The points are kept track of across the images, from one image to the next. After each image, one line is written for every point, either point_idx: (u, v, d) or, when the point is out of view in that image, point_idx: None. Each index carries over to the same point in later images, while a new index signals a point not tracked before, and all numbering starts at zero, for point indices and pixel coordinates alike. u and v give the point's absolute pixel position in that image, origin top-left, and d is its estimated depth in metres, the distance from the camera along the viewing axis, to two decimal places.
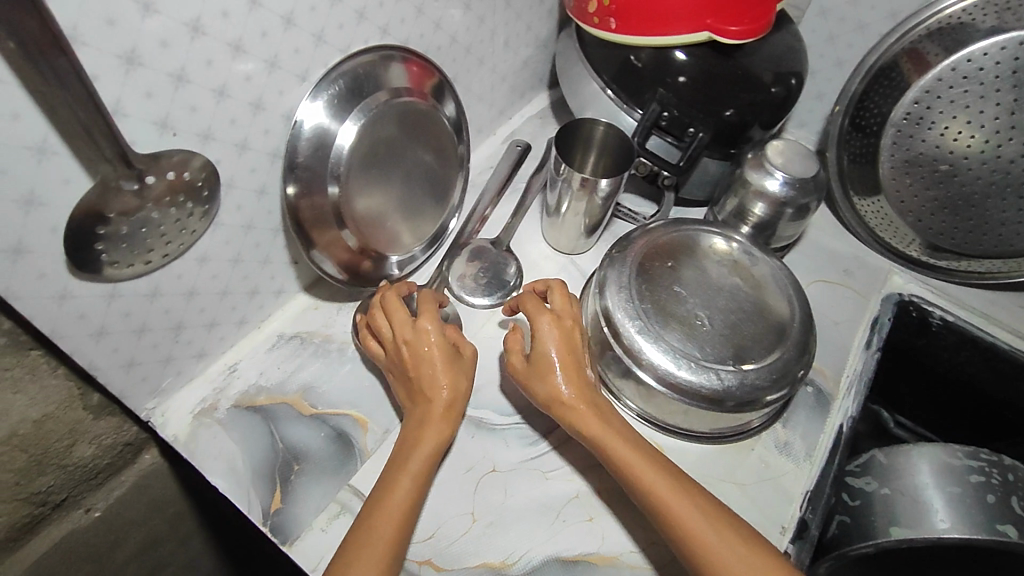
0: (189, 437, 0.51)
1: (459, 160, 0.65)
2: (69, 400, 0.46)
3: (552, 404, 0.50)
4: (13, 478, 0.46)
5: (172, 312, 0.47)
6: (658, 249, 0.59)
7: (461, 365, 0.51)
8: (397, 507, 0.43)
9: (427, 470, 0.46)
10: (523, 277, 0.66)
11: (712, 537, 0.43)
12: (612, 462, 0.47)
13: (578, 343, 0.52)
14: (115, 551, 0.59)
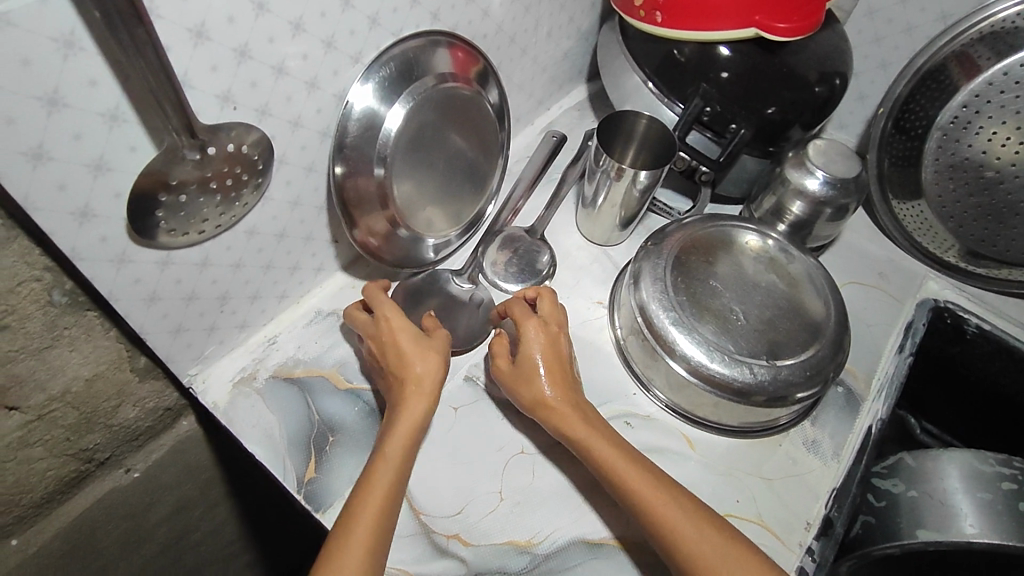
0: (229, 404, 0.52)
1: (498, 146, 0.66)
2: (118, 361, 0.47)
3: (538, 410, 0.51)
4: (64, 434, 0.48)
5: (219, 282, 0.49)
6: (681, 248, 0.59)
7: (434, 340, 0.51)
8: (379, 490, 0.43)
9: (408, 451, 0.46)
10: (556, 265, 0.66)
11: (701, 543, 0.43)
12: (596, 466, 0.48)
13: (560, 347, 0.54)
14: (150, 511, 0.61)
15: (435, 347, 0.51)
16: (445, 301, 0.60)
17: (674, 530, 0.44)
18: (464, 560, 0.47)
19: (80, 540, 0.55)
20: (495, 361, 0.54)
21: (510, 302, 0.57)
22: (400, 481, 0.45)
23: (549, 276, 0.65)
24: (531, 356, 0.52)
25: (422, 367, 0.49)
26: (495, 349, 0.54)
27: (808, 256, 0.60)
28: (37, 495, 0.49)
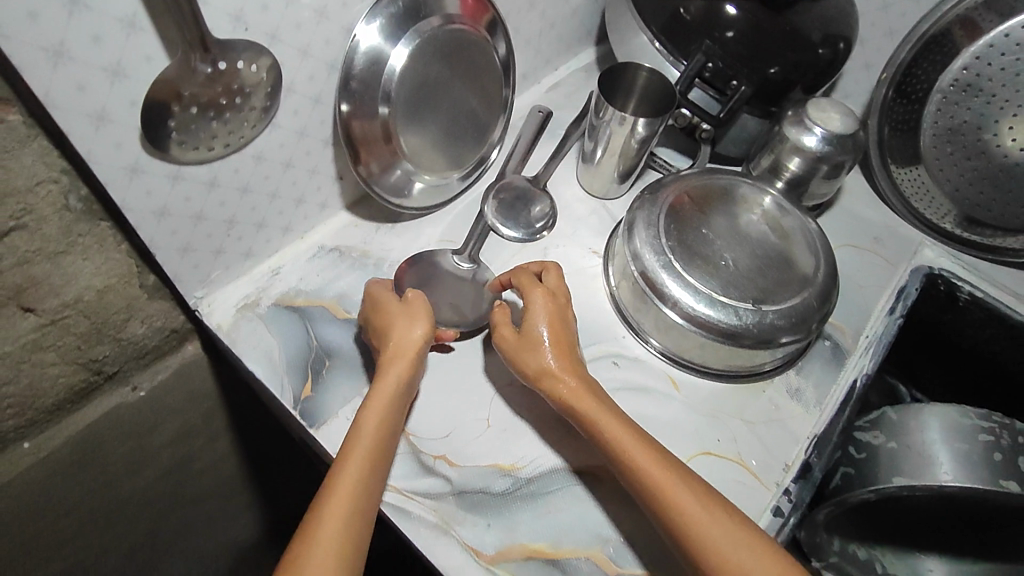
0: (232, 326, 0.55)
1: (501, 103, 0.67)
2: (127, 275, 0.50)
3: (541, 379, 0.50)
4: (75, 342, 0.50)
5: (226, 206, 0.51)
6: (680, 204, 0.60)
7: (418, 307, 0.51)
8: (356, 460, 0.43)
9: (390, 420, 0.46)
10: (556, 219, 0.67)
11: (712, 528, 0.42)
12: (605, 445, 0.47)
13: (563, 321, 0.53)
14: (155, 435, 0.64)
15: (418, 315, 0.51)
16: (439, 278, 0.59)
17: (676, 503, 0.43)
18: (450, 480, 0.50)
19: (87, 450, 0.58)
20: (499, 334, 0.53)
21: (511, 276, 0.56)
22: (381, 452, 0.45)
23: (546, 229, 0.66)
24: (534, 327, 0.52)
25: (406, 336, 0.49)
26: (498, 324, 0.54)
27: (808, 217, 0.61)
28: (49, 400, 0.52)
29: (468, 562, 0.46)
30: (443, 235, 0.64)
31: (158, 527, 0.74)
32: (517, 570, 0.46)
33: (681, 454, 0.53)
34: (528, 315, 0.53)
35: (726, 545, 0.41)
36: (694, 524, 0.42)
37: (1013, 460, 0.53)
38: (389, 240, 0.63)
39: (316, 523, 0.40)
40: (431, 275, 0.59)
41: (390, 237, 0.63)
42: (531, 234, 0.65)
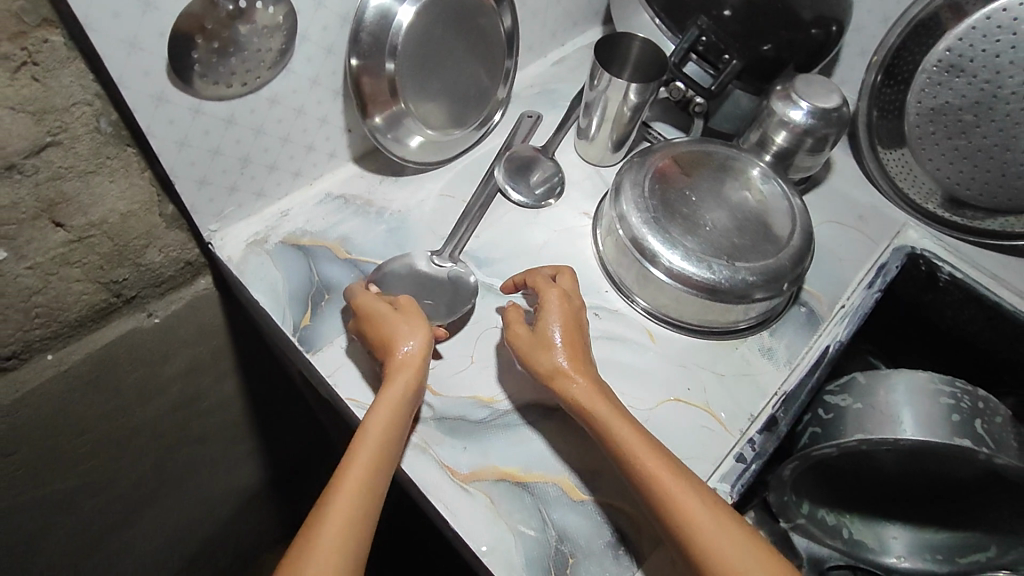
0: (242, 259, 0.59)
1: (505, 74, 0.71)
2: (149, 203, 0.54)
3: (553, 381, 0.51)
4: (98, 262, 0.55)
5: (242, 144, 0.55)
6: (669, 177, 0.63)
7: (417, 318, 0.52)
8: (357, 471, 0.45)
9: (393, 429, 0.48)
10: (563, 190, 0.70)
11: (719, 539, 0.43)
12: (613, 448, 0.48)
13: (575, 325, 0.54)
14: (168, 367, 0.68)
15: (414, 326, 0.52)
16: (418, 279, 0.60)
17: (681, 507, 0.44)
18: (431, 407, 0.53)
19: (103, 370, 0.63)
20: (513, 333, 0.54)
21: (526, 279, 0.58)
22: (382, 460, 0.46)
23: (553, 198, 0.69)
24: (548, 329, 0.53)
25: (407, 349, 0.50)
26: (512, 324, 0.54)
27: (794, 192, 0.64)
28: (72, 316, 0.57)
29: (444, 480, 0.50)
30: (443, 189, 0.68)
31: (166, 460, 0.79)
32: (490, 490, 0.50)
33: (652, 398, 0.56)
34: (544, 317, 0.54)
35: (730, 552, 0.42)
36: (699, 532, 0.43)
37: (971, 421, 0.56)
38: (392, 191, 0.67)
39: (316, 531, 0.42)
40: (409, 278, 0.59)
41: (393, 189, 0.67)
42: (536, 201, 0.68)
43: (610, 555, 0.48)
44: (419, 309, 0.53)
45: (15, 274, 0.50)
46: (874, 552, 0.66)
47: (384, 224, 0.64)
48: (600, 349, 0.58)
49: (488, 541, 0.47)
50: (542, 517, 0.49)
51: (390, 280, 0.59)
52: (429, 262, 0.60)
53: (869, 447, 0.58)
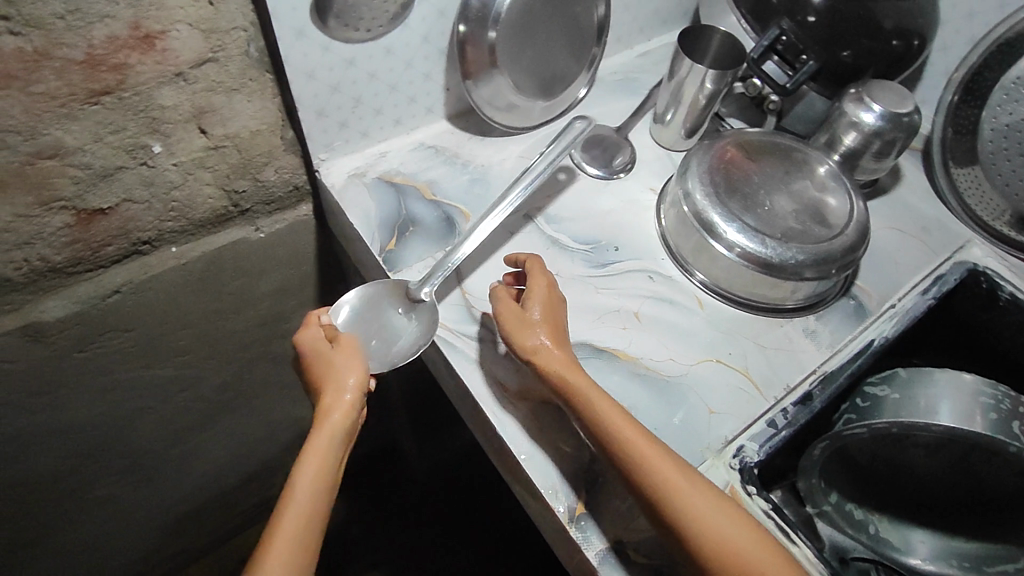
0: (342, 187, 0.68)
1: (590, 59, 0.77)
2: (274, 125, 0.64)
3: (534, 360, 0.53)
4: (226, 171, 0.64)
5: (357, 85, 0.64)
6: (709, 167, 0.66)
7: (355, 356, 0.54)
8: (291, 520, 0.47)
9: (328, 469, 0.50)
10: (633, 166, 0.75)
11: (698, 508, 0.45)
12: (594, 421, 0.49)
13: (552, 313, 0.56)
14: (262, 283, 0.77)
15: (353, 367, 0.53)
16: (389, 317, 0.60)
17: (662, 472, 0.46)
18: (492, 331, 0.59)
19: (210, 273, 0.71)
20: (502, 310, 0.56)
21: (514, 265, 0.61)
22: (317, 504, 0.48)
23: (624, 172, 0.74)
24: (533, 310, 0.56)
25: (339, 394, 0.52)
26: (501, 302, 0.57)
27: (858, 195, 0.67)
28: (197, 217, 0.66)
29: (494, 392, 0.55)
30: (522, 152, 0.74)
31: (245, 374, 0.88)
32: (533, 408, 0.55)
33: (694, 355, 0.60)
34: (528, 299, 0.57)
35: (711, 518, 0.45)
36: (681, 497, 0.45)
37: (1008, 421, 0.57)
38: (476, 148, 0.74)
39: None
40: (379, 315, 0.60)
41: (478, 146, 0.74)
42: (609, 173, 0.73)
43: None
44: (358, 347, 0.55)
45: (163, 168, 0.60)
46: (901, 552, 0.65)
47: (466, 175, 0.71)
48: (650, 307, 0.63)
49: (527, 450, 0.53)
50: (578, 439, 0.54)
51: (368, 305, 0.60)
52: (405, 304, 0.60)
53: (898, 430, 0.59)
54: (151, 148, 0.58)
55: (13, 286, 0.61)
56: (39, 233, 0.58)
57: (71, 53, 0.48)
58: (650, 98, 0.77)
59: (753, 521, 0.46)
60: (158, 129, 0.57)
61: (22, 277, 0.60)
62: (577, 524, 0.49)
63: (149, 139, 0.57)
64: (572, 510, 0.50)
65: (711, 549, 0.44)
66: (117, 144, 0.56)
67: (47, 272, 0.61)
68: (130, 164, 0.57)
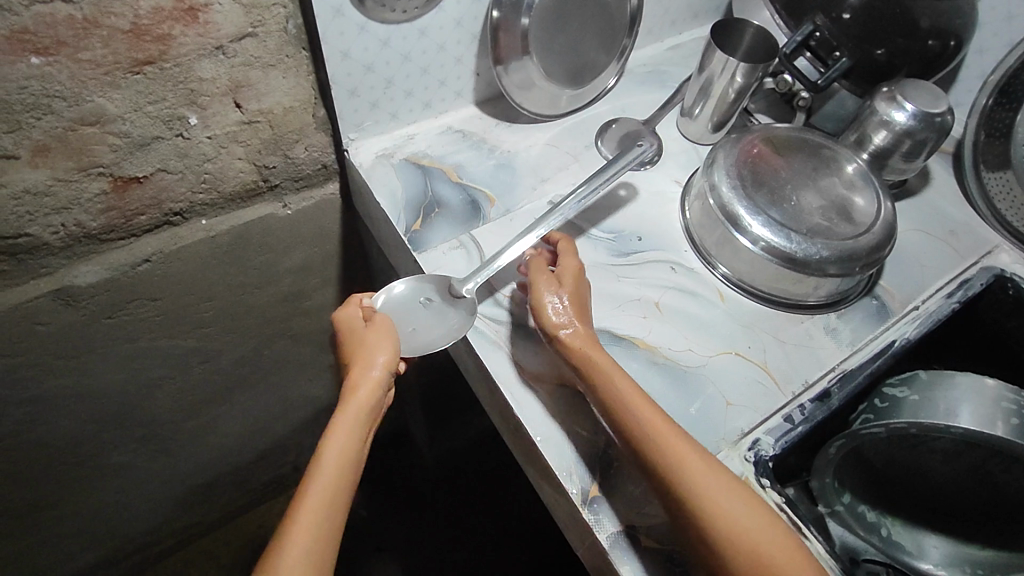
0: (370, 166, 0.69)
1: (621, 50, 0.76)
2: (307, 102, 0.65)
3: (560, 337, 0.54)
4: (258, 146, 0.65)
5: (390, 66, 0.64)
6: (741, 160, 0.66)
7: (387, 336, 0.54)
8: (318, 489, 0.48)
9: (354, 446, 0.51)
10: (659, 158, 0.75)
11: (709, 489, 0.45)
12: (612, 399, 0.50)
13: (579, 294, 0.58)
14: (286, 261, 0.78)
15: (385, 346, 0.54)
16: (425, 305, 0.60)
17: (678, 453, 0.47)
18: (512, 313, 0.60)
19: (237, 246, 0.73)
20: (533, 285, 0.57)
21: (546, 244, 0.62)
22: (345, 476, 0.49)
23: (651, 163, 0.74)
24: (561, 288, 0.57)
25: (369, 371, 0.53)
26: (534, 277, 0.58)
27: (886, 195, 0.66)
28: (228, 190, 0.67)
29: (513, 373, 0.56)
30: (550, 140, 0.75)
31: (264, 351, 0.89)
32: (551, 391, 0.55)
33: (713, 348, 0.60)
34: (557, 278, 0.58)
35: (721, 500, 0.45)
36: (692, 477, 0.46)
37: None
38: (503, 134, 0.74)
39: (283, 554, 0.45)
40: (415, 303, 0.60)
41: (504, 132, 0.74)
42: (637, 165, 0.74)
43: None
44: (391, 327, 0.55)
45: (198, 140, 0.61)
46: (911, 554, 0.65)
47: (493, 160, 0.72)
48: (671, 298, 0.63)
49: (543, 431, 0.53)
50: (594, 424, 0.54)
51: (404, 292, 0.60)
52: (443, 292, 0.60)
53: (918, 431, 0.58)
54: (188, 119, 0.59)
55: (49, 249, 0.62)
56: (77, 198, 0.59)
57: (118, 22, 0.50)
58: (683, 88, 0.76)
59: (765, 506, 0.46)
60: (196, 101, 0.58)
61: (58, 242, 0.62)
62: (589, 507, 0.50)
63: (186, 111, 0.58)
64: (585, 493, 0.50)
65: (720, 530, 0.44)
66: (156, 114, 0.57)
67: (82, 237, 0.63)
68: (166, 135, 0.59)
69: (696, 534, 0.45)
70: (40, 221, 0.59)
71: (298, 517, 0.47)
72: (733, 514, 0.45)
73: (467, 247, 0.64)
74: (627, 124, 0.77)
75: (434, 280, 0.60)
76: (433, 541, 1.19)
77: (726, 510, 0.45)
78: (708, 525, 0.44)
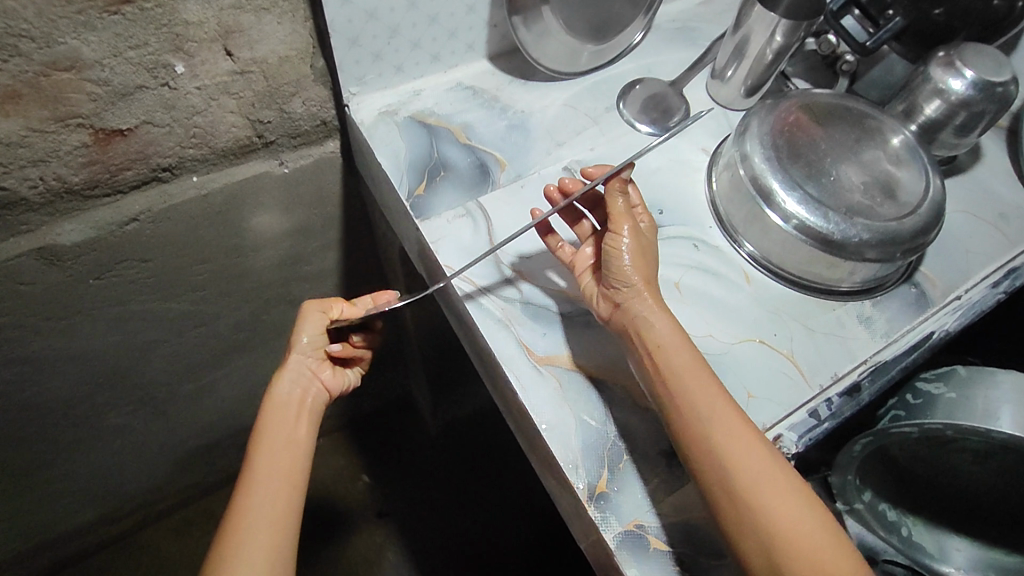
0: (372, 125, 0.64)
1: (650, 3, 0.68)
2: (304, 52, 0.59)
3: (641, 288, 0.51)
4: (252, 98, 0.60)
5: (395, 12, 0.59)
6: (783, 122, 0.61)
7: (301, 318, 0.60)
8: (267, 448, 0.54)
9: (295, 408, 0.58)
10: (685, 124, 0.69)
11: (766, 484, 0.43)
12: (681, 371, 0.47)
13: (652, 247, 0.54)
14: (284, 223, 0.74)
15: (307, 325, 0.60)
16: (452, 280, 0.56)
17: (740, 442, 0.45)
18: (521, 292, 0.56)
19: (232, 207, 0.68)
20: (611, 225, 0.53)
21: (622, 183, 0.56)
22: (291, 435, 0.56)
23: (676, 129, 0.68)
24: (642, 240, 0.53)
25: (299, 345, 0.60)
26: (614, 216, 0.53)
27: (933, 171, 0.60)
28: (220, 145, 0.63)
29: (520, 356, 0.52)
30: (568, 101, 0.69)
31: (262, 316, 0.86)
32: (561, 376, 0.52)
33: (736, 334, 0.56)
34: (636, 223, 0.53)
35: (774, 497, 0.43)
36: (744, 469, 0.44)
37: None
38: (517, 92, 0.68)
39: (240, 529, 0.50)
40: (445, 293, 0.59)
41: (519, 90, 0.69)
42: (662, 130, 0.68)
43: (663, 465, 0.49)
44: (316, 304, 0.61)
45: (185, 91, 0.56)
46: (932, 557, 0.63)
47: (505, 121, 0.66)
48: (693, 279, 0.58)
49: (549, 420, 0.49)
50: (605, 414, 0.50)
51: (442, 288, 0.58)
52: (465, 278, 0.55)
53: (954, 433, 0.54)
54: (174, 67, 0.54)
55: (28, 206, 0.58)
56: (56, 151, 0.55)
57: None
58: (717, 44, 0.70)
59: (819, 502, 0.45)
60: (182, 47, 0.53)
61: (39, 198, 0.58)
62: (595, 503, 0.46)
63: (171, 57, 0.53)
64: (591, 488, 0.47)
65: (770, 526, 0.42)
66: (138, 61, 0.52)
67: (64, 193, 0.59)
68: (150, 84, 0.54)
69: (742, 528, 0.43)
70: (16, 174, 0.55)
71: (246, 496, 0.51)
72: (785, 506, 0.43)
73: (473, 216, 0.59)
74: (647, 82, 0.70)
75: (440, 268, 0.56)
76: (434, 509, 1.18)
77: (782, 499, 0.43)
78: (757, 521, 0.43)
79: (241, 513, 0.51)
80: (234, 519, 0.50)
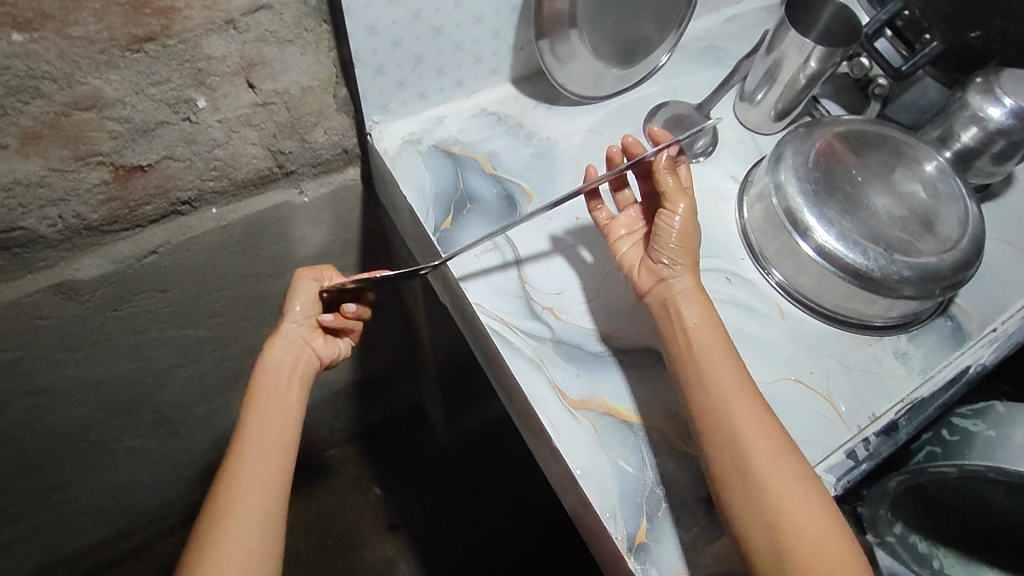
0: (396, 154, 0.62)
1: (679, 22, 0.66)
2: (327, 82, 0.58)
3: (687, 271, 0.52)
4: (274, 130, 0.59)
5: (420, 41, 0.57)
6: (817, 151, 0.59)
7: (293, 289, 0.60)
8: (262, 406, 0.54)
9: (291, 372, 0.58)
10: (713, 149, 0.67)
11: (809, 529, 0.42)
12: (731, 358, 0.48)
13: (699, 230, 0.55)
14: (303, 249, 0.73)
15: (298, 294, 0.59)
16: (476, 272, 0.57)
17: (785, 486, 0.43)
18: (552, 330, 0.54)
19: (252, 235, 0.67)
20: (666, 203, 0.53)
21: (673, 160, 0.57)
22: (285, 396, 0.56)
23: (702, 156, 0.67)
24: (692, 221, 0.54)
25: (290, 315, 0.59)
26: (670, 193, 0.53)
27: (969, 200, 0.59)
28: (241, 176, 0.61)
29: (553, 399, 0.51)
30: (593, 126, 0.67)
31: None
32: (595, 420, 0.50)
33: (771, 373, 0.55)
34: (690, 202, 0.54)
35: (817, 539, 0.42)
36: (789, 512, 0.42)
37: None
38: (543, 118, 0.67)
39: (234, 484, 0.50)
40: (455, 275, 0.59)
41: (545, 115, 0.67)
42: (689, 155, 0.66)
43: (703, 513, 0.48)
44: (309, 273, 0.60)
45: (206, 125, 0.55)
46: None
47: (530, 149, 0.65)
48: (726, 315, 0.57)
49: (584, 465, 0.48)
50: (641, 458, 0.49)
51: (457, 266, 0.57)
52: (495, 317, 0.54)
53: (995, 475, 0.52)
54: (196, 102, 0.52)
55: (46, 243, 0.57)
56: (75, 189, 0.54)
57: None
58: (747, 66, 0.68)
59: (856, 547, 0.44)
60: (204, 81, 0.51)
61: (57, 235, 0.57)
62: (635, 555, 0.46)
63: (193, 92, 0.51)
64: (630, 539, 0.46)
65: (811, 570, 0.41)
66: (160, 97, 0.50)
67: (83, 230, 0.58)
68: (172, 119, 0.52)
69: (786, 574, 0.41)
70: (35, 214, 0.54)
71: (241, 451, 0.52)
72: (824, 545, 0.42)
73: (502, 250, 0.58)
74: (673, 105, 0.69)
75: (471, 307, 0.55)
76: (448, 521, 1.17)
77: (823, 541, 0.42)
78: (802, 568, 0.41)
79: (235, 466, 0.51)
80: (228, 472, 0.51)
